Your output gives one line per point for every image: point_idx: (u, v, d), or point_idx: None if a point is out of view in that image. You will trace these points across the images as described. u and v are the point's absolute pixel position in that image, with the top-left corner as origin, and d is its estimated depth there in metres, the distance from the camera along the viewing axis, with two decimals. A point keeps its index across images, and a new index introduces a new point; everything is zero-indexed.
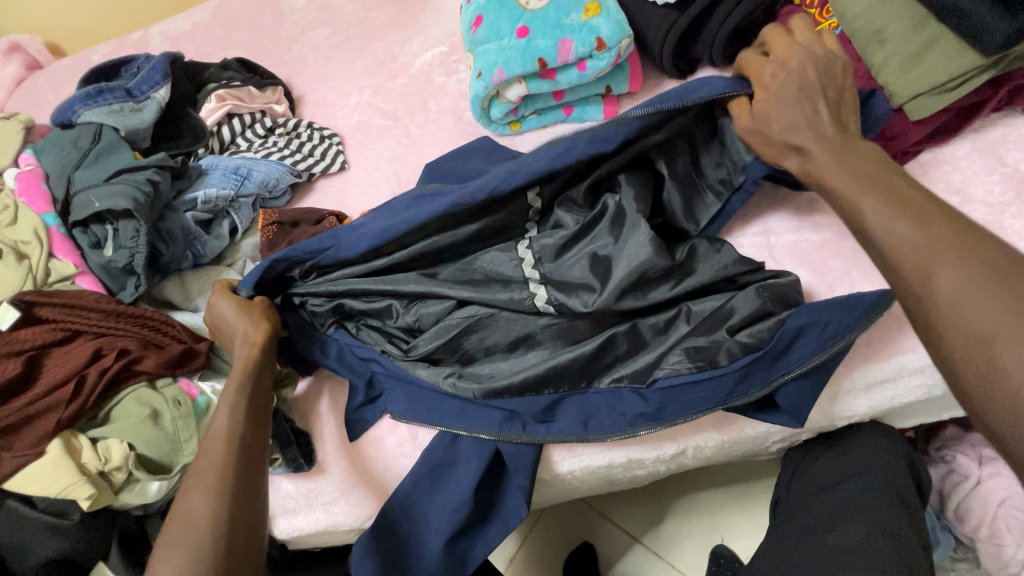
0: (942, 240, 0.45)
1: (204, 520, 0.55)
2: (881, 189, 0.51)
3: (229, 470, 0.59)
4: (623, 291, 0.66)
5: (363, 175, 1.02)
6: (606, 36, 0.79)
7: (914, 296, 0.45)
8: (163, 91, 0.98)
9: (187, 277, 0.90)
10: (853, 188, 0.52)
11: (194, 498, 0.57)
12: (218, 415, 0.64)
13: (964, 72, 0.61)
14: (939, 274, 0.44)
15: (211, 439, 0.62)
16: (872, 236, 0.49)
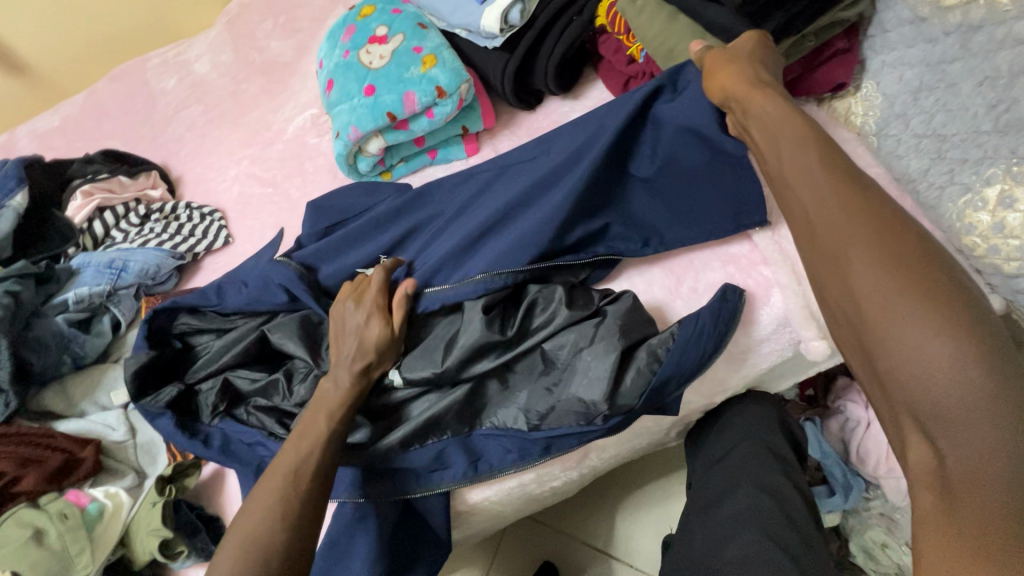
0: (854, 223, 0.47)
1: (273, 549, 0.57)
2: (869, 220, 0.47)
3: (299, 503, 0.60)
4: (465, 358, 0.71)
5: (249, 245, 1.03)
6: (444, 84, 0.84)
7: (898, 369, 0.42)
8: (20, 197, 0.96)
9: (69, 382, 0.87)
10: (841, 224, 0.48)
11: (261, 521, 0.59)
12: (303, 441, 0.65)
13: None
14: (934, 363, 0.41)
15: (280, 459, 0.64)
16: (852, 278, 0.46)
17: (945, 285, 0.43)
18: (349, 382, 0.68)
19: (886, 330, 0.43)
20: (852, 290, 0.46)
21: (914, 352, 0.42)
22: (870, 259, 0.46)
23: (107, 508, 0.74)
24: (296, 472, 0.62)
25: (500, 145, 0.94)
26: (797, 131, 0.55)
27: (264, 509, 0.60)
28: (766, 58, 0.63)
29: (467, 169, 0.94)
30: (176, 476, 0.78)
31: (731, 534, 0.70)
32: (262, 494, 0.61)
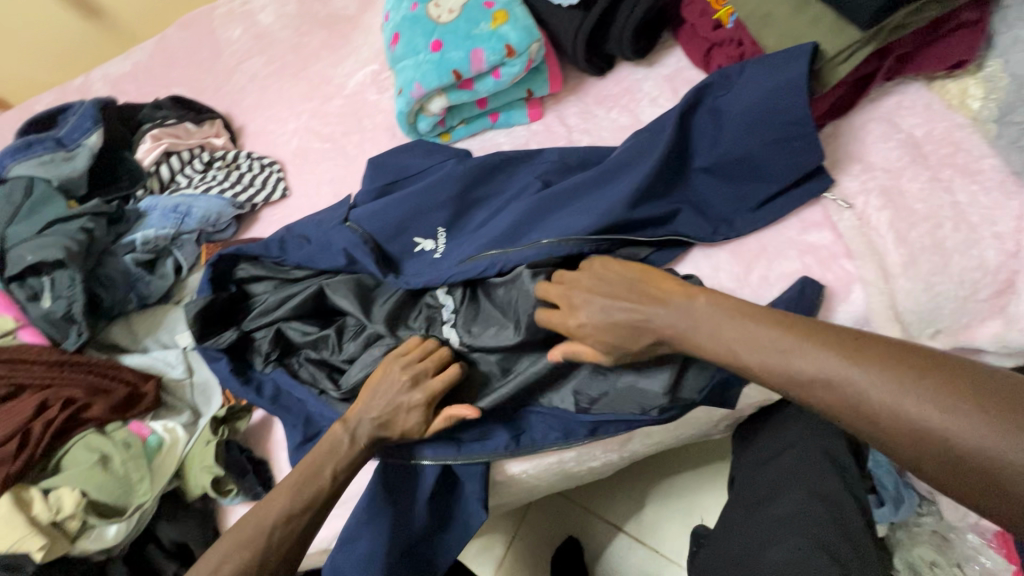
0: (854, 371, 0.48)
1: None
2: (867, 363, 0.48)
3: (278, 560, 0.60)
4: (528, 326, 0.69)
5: (305, 200, 1.04)
6: (515, 42, 0.81)
7: (994, 492, 0.42)
8: (95, 137, 0.98)
9: (134, 318, 0.91)
10: (841, 378, 0.48)
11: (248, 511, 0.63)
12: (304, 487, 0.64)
13: (847, 45, 0.64)
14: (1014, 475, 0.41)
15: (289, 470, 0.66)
16: (887, 426, 0.46)
17: (920, 360, 0.47)
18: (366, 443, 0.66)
19: (955, 464, 0.43)
20: (895, 443, 0.46)
21: (945, 432, 0.44)
22: (905, 405, 0.45)
23: (165, 442, 0.77)
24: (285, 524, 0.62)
25: (565, 112, 0.90)
26: (742, 322, 0.55)
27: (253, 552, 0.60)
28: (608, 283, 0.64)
29: (528, 135, 0.90)
30: (229, 417, 0.81)
31: (775, 536, 0.67)
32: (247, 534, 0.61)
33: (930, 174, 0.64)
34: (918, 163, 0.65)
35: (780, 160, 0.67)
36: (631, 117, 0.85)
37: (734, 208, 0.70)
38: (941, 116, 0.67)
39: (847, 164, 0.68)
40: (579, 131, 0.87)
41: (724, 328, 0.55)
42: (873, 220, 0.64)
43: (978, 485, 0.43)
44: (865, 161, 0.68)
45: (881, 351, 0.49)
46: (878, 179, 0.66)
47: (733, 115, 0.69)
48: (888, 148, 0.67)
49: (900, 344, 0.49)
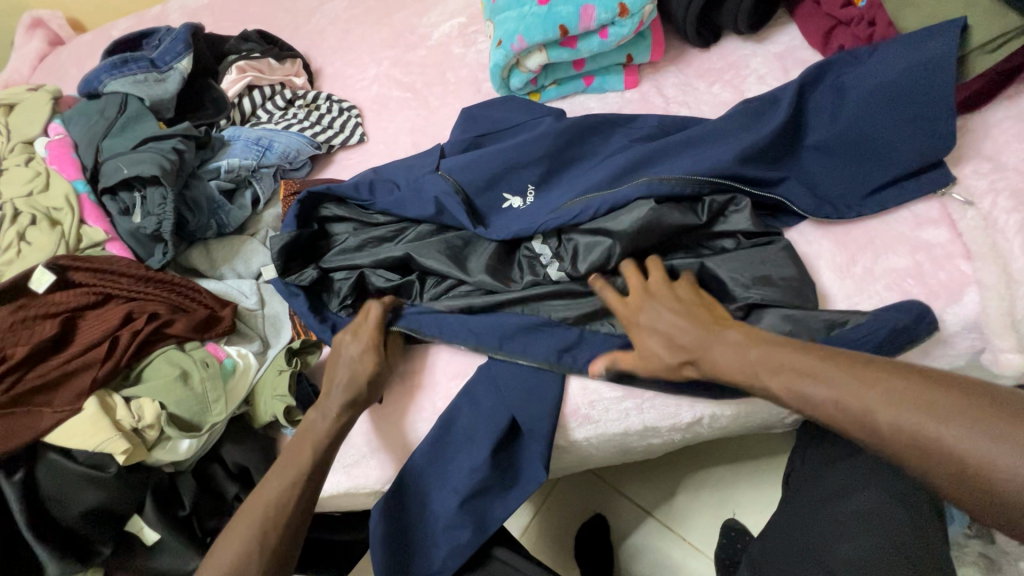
0: (827, 371, 0.50)
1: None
2: (835, 362, 0.50)
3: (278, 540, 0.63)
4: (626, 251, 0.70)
5: (381, 147, 1.02)
6: (629, 2, 0.78)
7: (964, 472, 0.42)
8: (186, 61, 0.99)
9: (212, 245, 0.92)
10: (813, 372, 0.50)
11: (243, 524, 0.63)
12: (285, 470, 0.67)
13: (1002, 33, 0.62)
14: (983, 450, 0.42)
15: (273, 473, 0.67)
16: (870, 421, 0.47)
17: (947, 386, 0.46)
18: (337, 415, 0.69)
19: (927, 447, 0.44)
20: (876, 434, 0.47)
21: (967, 456, 0.42)
22: (877, 398, 0.47)
23: (239, 367, 0.79)
24: (275, 501, 0.65)
25: (664, 82, 0.87)
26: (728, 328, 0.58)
27: (247, 536, 0.62)
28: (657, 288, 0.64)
29: (622, 102, 0.87)
30: (301, 350, 0.81)
31: (845, 532, 0.68)
32: (241, 522, 0.63)
33: None
34: None
35: (903, 146, 0.64)
36: (736, 93, 0.82)
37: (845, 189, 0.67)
38: None
39: (977, 161, 0.64)
40: (678, 103, 0.84)
41: (752, 351, 0.55)
42: (1001, 221, 0.60)
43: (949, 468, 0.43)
44: (996, 160, 0.64)
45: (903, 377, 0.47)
46: (1011, 180, 0.62)
47: (858, 94, 0.67)
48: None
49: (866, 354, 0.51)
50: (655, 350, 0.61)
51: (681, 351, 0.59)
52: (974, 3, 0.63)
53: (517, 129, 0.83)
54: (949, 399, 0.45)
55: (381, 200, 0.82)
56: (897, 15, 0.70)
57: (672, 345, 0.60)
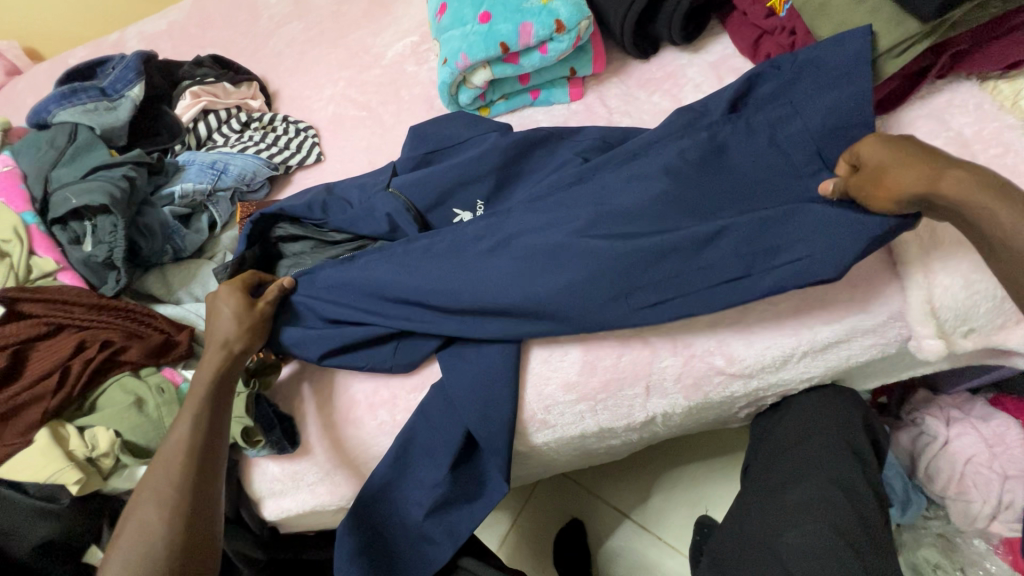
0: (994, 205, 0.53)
1: (157, 530, 0.59)
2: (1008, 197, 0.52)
3: (177, 489, 0.61)
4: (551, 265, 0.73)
5: (338, 165, 1.04)
6: (565, 18, 0.81)
7: None
8: (137, 89, 1.00)
9: (168, 270, 0.92)
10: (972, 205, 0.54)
11: (149, 509, 0.60)
12: (179, 426, 0.66)
13: (906, 38, 0.65)
14: None
15: (170, 446, 0.64)
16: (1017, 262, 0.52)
17: None
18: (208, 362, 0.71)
19: None
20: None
21: None
22: None
23: None
24: (172, 453, 0.64)
25: (606, 93, 0.90)
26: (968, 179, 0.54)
27: (149, 499, 0.61)
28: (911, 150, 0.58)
29: (568, 114, 0.90)
30: (258, 371, 0.81)
31: (792, 521, 0.70)
32: (146, 487, 0.62)
33: None
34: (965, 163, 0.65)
35: (836, 149, 0.66)
36: (674, 101, 0.85)
37: (769, 178, 0.67)
38: (992, 115, 0.67)
39: None
40: (621, 113, 0.87)
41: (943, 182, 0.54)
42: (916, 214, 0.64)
43: None
44: None
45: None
46: None
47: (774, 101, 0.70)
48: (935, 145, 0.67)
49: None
50: (875, 179, 0.58)
51: (900, 173, 0.57)
52: (879, 11, 0.67)
53: (464, 145, 0.85)
54: None
55: (337, 221, 0.84)
56: (813, 25, 0.74)
57: (884, 180, 0.57)
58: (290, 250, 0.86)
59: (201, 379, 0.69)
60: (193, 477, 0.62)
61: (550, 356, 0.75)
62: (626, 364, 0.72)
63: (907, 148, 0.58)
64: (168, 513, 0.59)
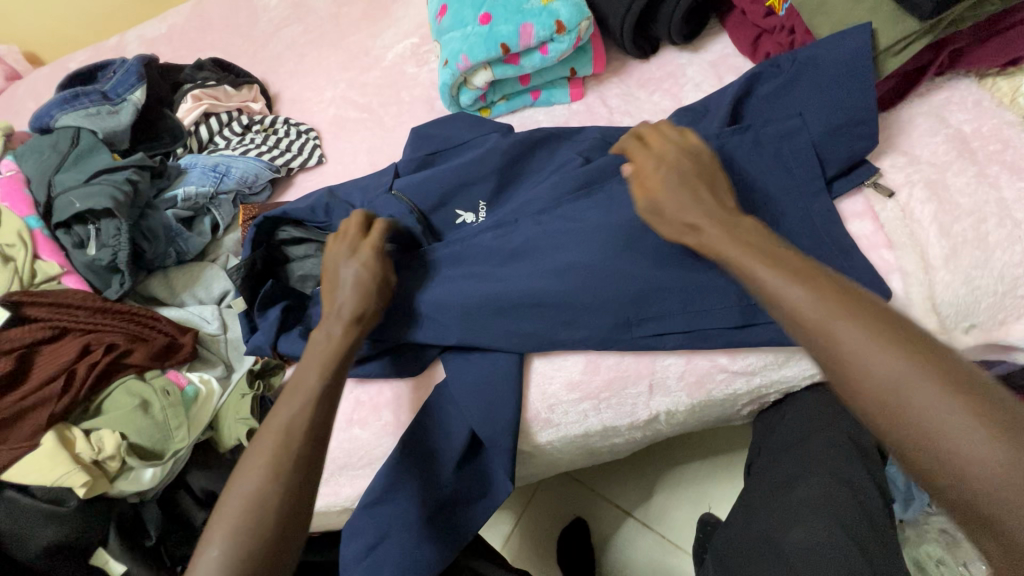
0: (837, 312, 0.45)
1: (264, 509, 0.52)
2: (850, 309, 0.45)
3: (293, 464, 0.55)
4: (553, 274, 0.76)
5: (339, 167, 1.04)
6: (565, 19, 0.81)
7: (892, 430, 0.42)
8: (139, 93, 1.01)
9: (171, 273, 0.93)
10: (821, 303, 0.46)
11: (256, 482, 0.53)
12: (294, 396, 0.60)
13: (905, 36, 0.65)
14: (910, 394, 0.41)
15: (294, 416, 0.58)
16: (879, 381, 0.42)
17: (925, 340, 0.43)
18: (341, 331, 0.64)
19: (901, 418, 0.41)
20: (852, 385, 0.44)
21: (928, 424, 0.40)
22: (929, 391, 0.40)
23: (201, 393, 0.79)
24: (291, 427, 0.57)
25: (606, 93, 0.90)
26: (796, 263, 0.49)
27: (260, 475, 0.54)
28: (714, 180, 0.59)
29: (568, 114, 0.90)
30: (264, 372, 0.83)
31: (797, 517, 0.70)
32: (254, 457, 0.55)
33: (977, 169, 0.64)
34: (965, 159, 0.65)
35: (836, 147, 0.67)
36: (674, 101, 0.85)
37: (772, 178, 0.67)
38: (991, 113, 0.67)
39: (894, 156, 0.68)
40: (621, 113, 0.87)
41: (774, 282, 0.48)
42: (916, 212, 0.64)
43: (880, 420, 0.42)
44: (911, 154, 0.68)
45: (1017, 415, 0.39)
46: (924, 172, 0.66)
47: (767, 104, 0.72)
48: (935, 142, 0.67)
49: (866, 293, 0.46)
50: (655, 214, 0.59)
51: (683, 214, 0.57)
52: (879, 9, 0.67)
53: (465, 146, 0.85)
54: (914, 356, 0.42)
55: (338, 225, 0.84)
56: (812, 24, 0.74)
57: (664, 215, 0.58)
58: (295, 252, 0.86)
59: (323, 346, 0.63)
60: (310, 453, 0.56)
61: (553, 355, 0.75)
62: (629, 363, 0.72)
63: (684, 149, 0.62)
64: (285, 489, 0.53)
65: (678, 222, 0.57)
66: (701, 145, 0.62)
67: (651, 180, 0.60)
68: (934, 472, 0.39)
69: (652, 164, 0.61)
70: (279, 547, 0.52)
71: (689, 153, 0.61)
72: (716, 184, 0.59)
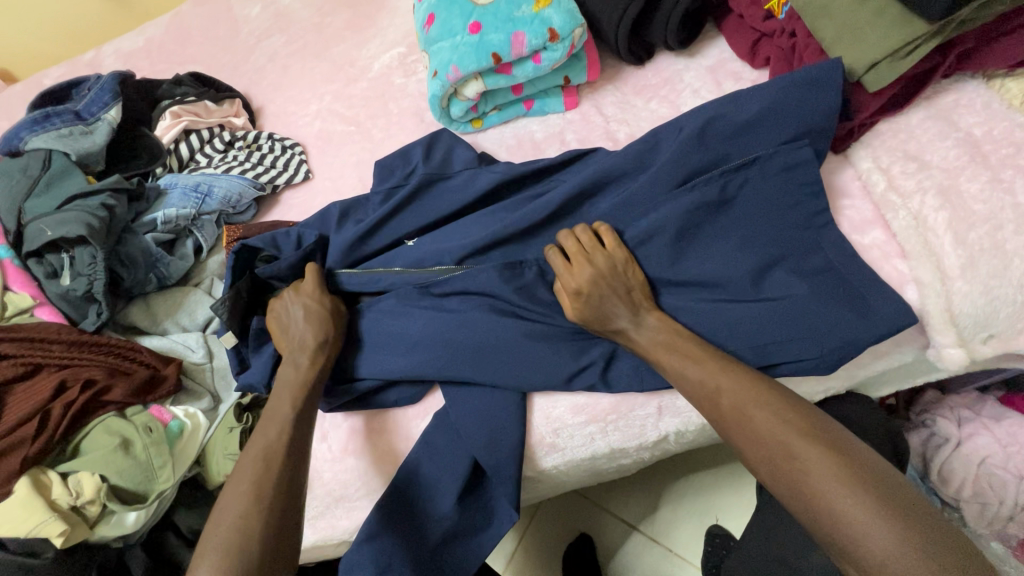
0: (730, 386, 0.58)
1: (246, 532, 0.55)
2: (742, 381, 0.58)
3: (274, 489, 0.59)
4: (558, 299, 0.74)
5: (327, 183, 1.00)
6: (558, 26, 0.78)
7: (786, 479, 0.52)
8: (114, 111, 0.96)
9: (153, 300, 0.89)
10: (712, 379, 0.58)
11: (232, 509, 0.57)
12: (267, 431, 0.65)
13: (910, 40, 0.61)
14: (794, 448, 0.52)
15: (260, 449, 0.62)
16: (763, 439, 0.54)
17: (802, 405, 0.55)
18: (310, 361, 0.71)
19: (788, 471, 0.51)
20: (747, 445, 0.55)
21: (808, 473, 0.50)
22: (811, 446, 0.51)
23: (187, 428, 0.75)
24: (267, 455, 0.62)
25: (602, 101, 0.87)
26: (692, 343, 0.62)
27: (241, 502, 0.57)
28: (622, 285, 0.66)
29: (564, 124, 0.87)
30: (252, 406, 0.79)
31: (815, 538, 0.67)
32: (233, 486, 0.59)
33: (990, 174, 0.62)
34: (977, 164, 0.63)
35: None
36: (672, 108, 0.83)
37: (778, 189, 0.65)
38: (1002, 115, 0.65)
39: (904, 161, 0.66)
40: (618, 121, 0.85)
41: (687, 364, 0.60)
42: (930, 219, 0.62)
43: (778, 472, 0.52)
44: (921, 159, 0.66)
45: (888, 485, 0.48)
46: (935, 178, 0.64)
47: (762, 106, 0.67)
48: (945, 147, 0.65)
49: (756, 369, 0.60)
50: (590, 322, 0.66)
51: (606, 323, 0.65)
52: (885, 12, 0.63)
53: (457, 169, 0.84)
54: (793, 417, 0.54)
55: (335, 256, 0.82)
56: (814, 27, 0.69)
57: (593, 326, 0.66)
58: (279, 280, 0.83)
59: (291, 378, 0.69)
60: (291, 478, 0.60)
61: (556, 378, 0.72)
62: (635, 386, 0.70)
63: (601, 263, 0.67)
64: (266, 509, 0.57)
65: (604, 329, 0.65)
66: (614, 256, 0.68)
67: (579, 295, 0.66)
68: (814, 516, 0.49)
69: (573, 285, 0.66)
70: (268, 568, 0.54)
71: (608, 271, 0.67)
72: (627, 290, 0.66)
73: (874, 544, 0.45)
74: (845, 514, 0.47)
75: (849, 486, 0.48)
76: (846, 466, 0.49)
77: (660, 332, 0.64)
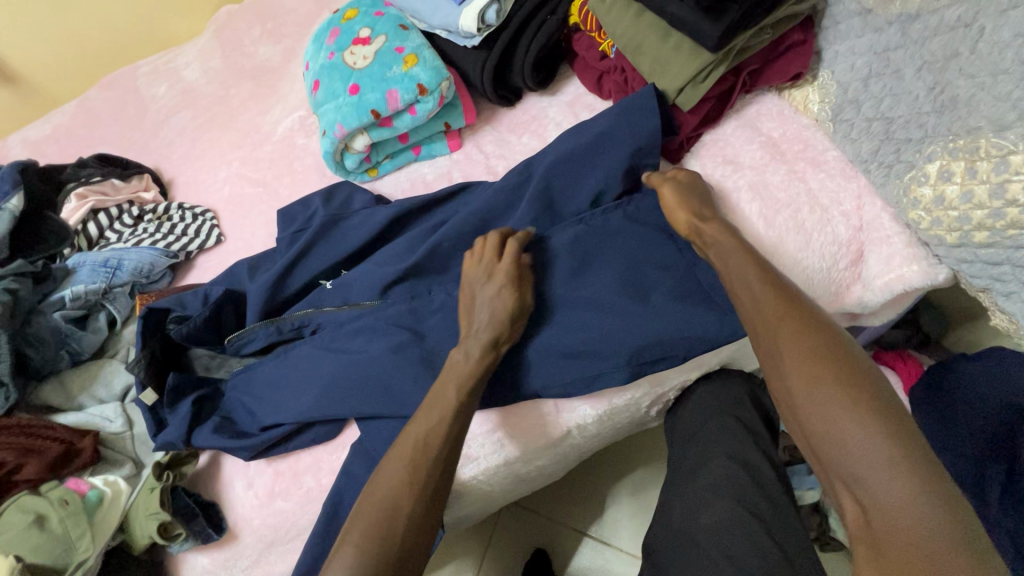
0: (781, 311, 0.54)
1: (395, 510, 0.63)
2: (792, 310, 0.54)
3: (428, 471, 0.65)
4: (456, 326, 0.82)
5: (239, 243, 1.06)
6: (425, 81, 0.89)
7: (798, 409, 0.50)
8: (15, 200, 0.99)
9: (66, 377, 0.90)
10: (764, 305, 0.55)
11: (389, 481, 0.65)
12: (431, 413, 0.68)
13: (704, 66, 0.74)
14: (821, 382, 0.49)
15: (412, 432, 0.67)
16: (790, 368, 0.51)
17: (849, 344, 0.51)
18: (480, 355, 0.70)
19: (808, 401, 0.49)
20: (777, 370, 0.52)
21: (827, 405, 0.48)
22: (838, 380, 0.48)
23: (106, 496, 0.75)
24: (426, 437, 0.67)
25: (481, 140, 0.98)
26: (754, 266, 0.59)
27: (394, 476, 0.65)
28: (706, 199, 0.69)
29: (450, 164, 0.97)
30: (173, 464, 0.81)
31: (704, 502, 0.75)
32: (400, 460, 0.66)
33: (787, 168, 0.75)
34: (777, 160, 0.76)
35: None
36: (540, 140, 0.94)
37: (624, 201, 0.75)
38: (793, 119, 0.79)
39: (723, 165, 0.78)
40: (495, 157, 0.95)
41: (746, 285, 0.58)
42: (746, 210, 0.74)
43: (794, 400, 0.50)
44: (737, 161, 0.78)
45: (923, 449, 0.44)
46: (748, 175, 0.76)
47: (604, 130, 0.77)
48: (753, 149, 0.77)
49: (816, 304, 0.56)
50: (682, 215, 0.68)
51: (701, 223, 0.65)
52: (682, 47, 0.76)
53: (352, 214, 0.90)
54: (835, 352, 0.50)
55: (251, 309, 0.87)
56: (636, 62, 0.81)
57: (681, 222, 0.67)
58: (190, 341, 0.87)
59: (466, 367, 0.69)
60: (442, 459, 0.66)
61: None
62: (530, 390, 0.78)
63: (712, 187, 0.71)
64: (406, 514, 0.62)
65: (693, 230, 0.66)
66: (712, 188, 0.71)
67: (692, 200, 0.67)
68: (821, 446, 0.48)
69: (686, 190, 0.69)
70: (408, 545, 0.61)
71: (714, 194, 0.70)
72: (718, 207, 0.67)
73: (874, 482, 0.44)
74: (850, 450, 0.46)
75: (861, 425, 0.46)
76: (870, 408, 0.46)
77: (734, 254, 0.61)
